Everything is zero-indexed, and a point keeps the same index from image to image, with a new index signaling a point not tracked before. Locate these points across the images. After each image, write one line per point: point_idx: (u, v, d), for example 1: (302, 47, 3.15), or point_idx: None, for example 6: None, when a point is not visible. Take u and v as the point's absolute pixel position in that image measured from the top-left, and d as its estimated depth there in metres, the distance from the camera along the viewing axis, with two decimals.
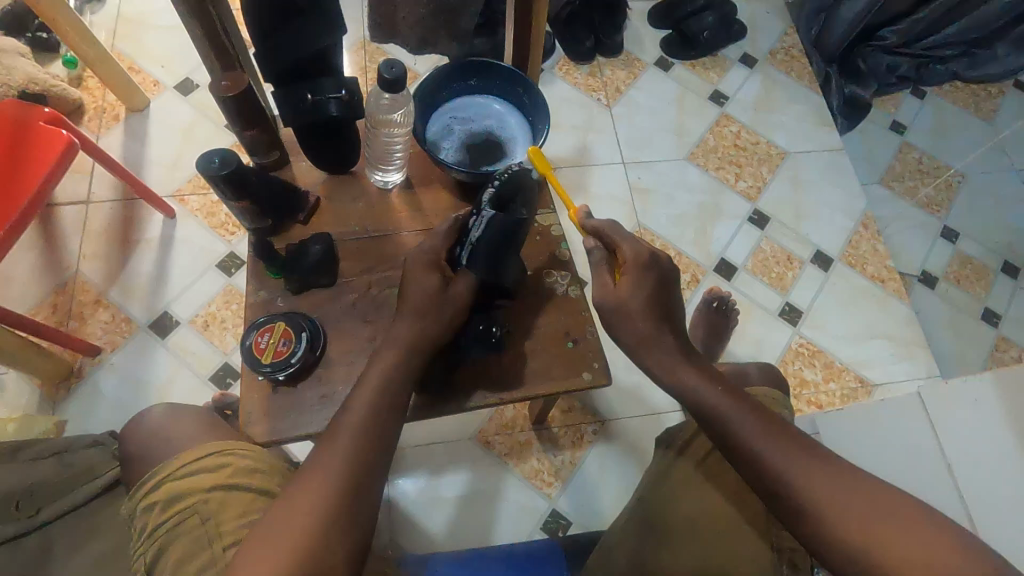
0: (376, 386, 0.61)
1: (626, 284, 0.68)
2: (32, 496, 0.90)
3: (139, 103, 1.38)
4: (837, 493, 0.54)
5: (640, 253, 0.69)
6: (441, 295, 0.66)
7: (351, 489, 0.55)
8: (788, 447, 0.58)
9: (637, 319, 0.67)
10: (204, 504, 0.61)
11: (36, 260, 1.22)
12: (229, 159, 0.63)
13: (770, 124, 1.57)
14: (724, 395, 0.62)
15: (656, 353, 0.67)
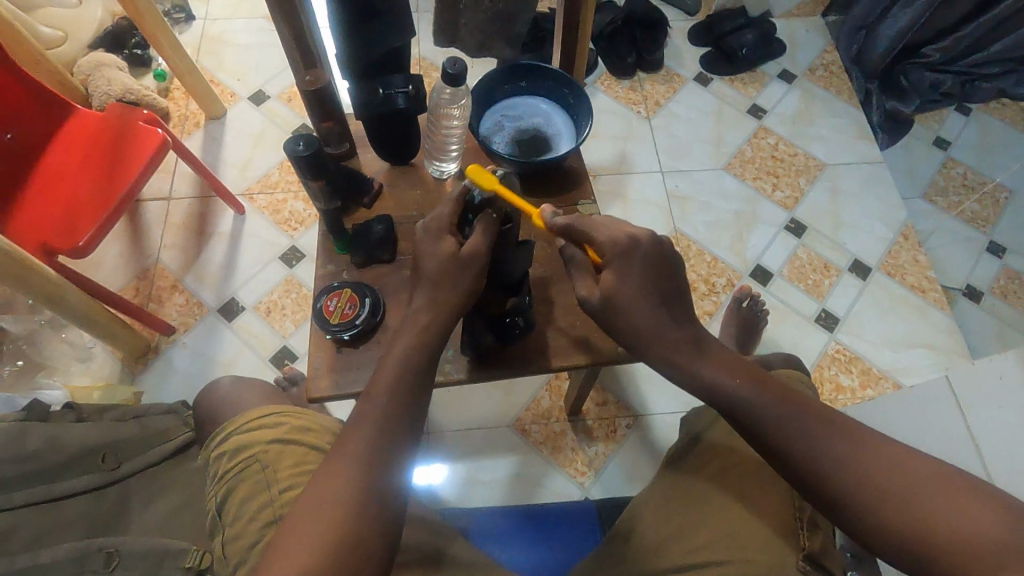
0: (396, 367, 0.60)
1: (610, 278, 0.63)
2: (117, 452, 1.01)
3: (218, 111, 1.52)
4: (876, 473, 0.54)
5: (616, 240, 0.63)
6: (449, 263, 0.63)
7: (379, 466, 0.55)
8: (822, 433, 0.56)
9: (635, 308, 0.63)
10: (264, 454, 0.69)
11: (122, 247, 1.36)
12: (311, 143, 0.73)
13: (808, 137, 1.60)
14: (746, 385, 0.61)
15: (663, 349, 0.64)
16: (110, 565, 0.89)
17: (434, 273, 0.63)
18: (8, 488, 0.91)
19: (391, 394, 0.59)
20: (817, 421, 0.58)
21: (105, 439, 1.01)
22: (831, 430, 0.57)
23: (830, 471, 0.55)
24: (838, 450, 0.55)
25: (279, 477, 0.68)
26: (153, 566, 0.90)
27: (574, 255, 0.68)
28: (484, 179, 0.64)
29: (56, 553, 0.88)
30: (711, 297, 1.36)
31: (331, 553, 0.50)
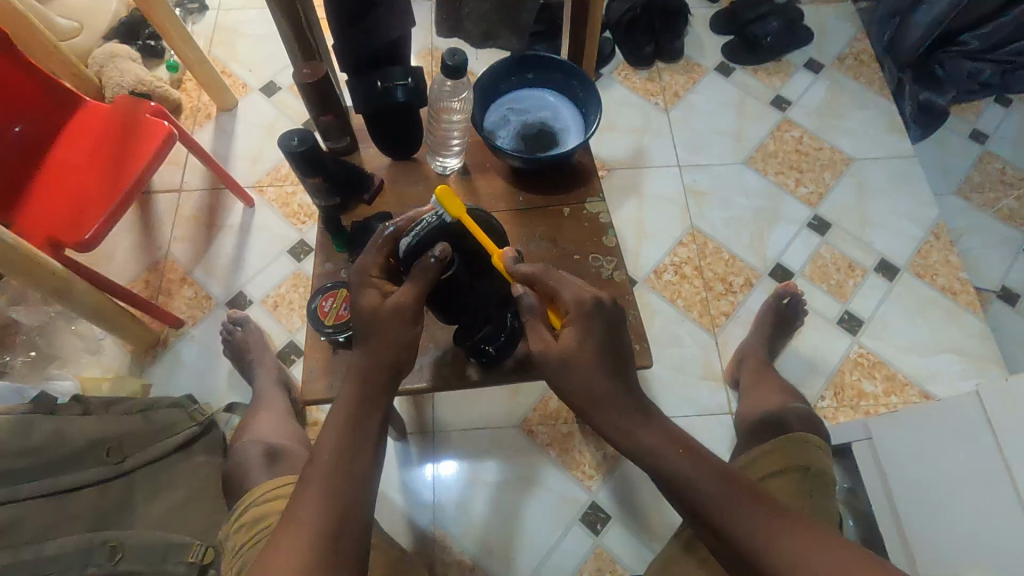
0: (337, 426, 0.59)
1: (568, 337, 0.60)
2: (123, 445, 1.03)
3: (229, 103, 1.51)
4: (804, 563, 0.54)
5: (581, 301, 0.61)
6: (377, 313, 0.62)
7: (334, 528, 0.54)
8: (756, 515, 0.56)
9: (581, 371, 0.60)
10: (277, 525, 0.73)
11: (134, 240, 1.36)
12: (307, 139, 0.71)
13: (835, 129, 1.53)
14: (687, 457, 0.59)
15: (612, 411, 0.60)
16: (114, 559, 0.92)
17: (363, 325, 0.62)
18: (15, 480, 0.91)
19: (337, 452, 0.57)
20: (751, 502, 0.57)
21: (113, 433, 1.03)
22: (766, 510, 0.57)
23: (760, 553, 0.55)
24: (771, 530, 0.56)
25: None
26: (157, 560, 0.94)
27: (533, 307, 0.65)
28: (450, 204, 0.64)
29: (62, 545, 0.89)
30: (728, 297, 1.31)
31: None
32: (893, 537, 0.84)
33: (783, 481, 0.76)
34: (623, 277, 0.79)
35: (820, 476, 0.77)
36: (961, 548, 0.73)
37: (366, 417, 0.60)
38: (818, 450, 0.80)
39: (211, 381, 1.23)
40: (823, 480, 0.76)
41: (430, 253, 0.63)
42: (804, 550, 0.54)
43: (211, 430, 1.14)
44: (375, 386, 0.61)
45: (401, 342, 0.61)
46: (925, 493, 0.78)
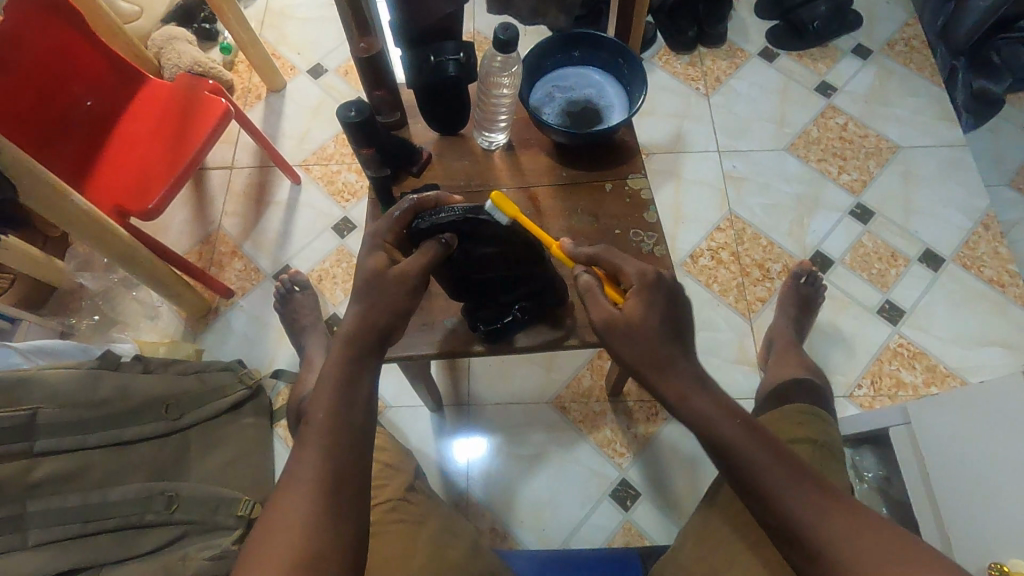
0: (328, 389, 0.57)
1: (629, 303, 0.60)
2: (179, 403, 1.10)
3: (278, 84, 1.57)
4: (861, 545, 0.49)
5: (644, 273, 0.62)
6: (381, 275, 0.63)
7: (331, 484, 0.53)
8: (806, 492, 0.52)
9: (643, 334, 0.58)
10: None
11: (189, 214, 1.43)
12: (363, 109, 0.74)
13: (882, 116, 1.50)
14: (743, 430, 0.55)
15: (673, 378, 0.57)
16: (171, 507, 1.01)
17: (362, 283, 0.62)
18: (82, 431, 0.98)
19: (330, 412, 0.56)
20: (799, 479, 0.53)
21: (171, 391, 1.09)
22: (820, 488, 0.52)
23: (810, 531, 0.50)
24: (822, 507, 0.51)
25: None
26: (209, 510, 1.03)
27: (590, 284, 0.64)
28: (506, 208, 0.70)
29: (126, 492, 0.98)
30: (765, 283, 1.31)
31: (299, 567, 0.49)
32: (928, 521, 0.84)
33: (801, 448, 0.70)
34: (663, 253, 0.80)
35: (827, 450, 0.71)
36: (998, 534, 0.72)
37: (356, 380, 0.59)
38: (823, 424, 0.74)
39: (258, 349, 1.29)
40: (829, 450, 0.71)
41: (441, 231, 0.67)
42: (860, 536, 0.49)
43: (258, 394, 1.20)
44: (365, 348, 0.60)
45: (394, 304, 0.62)
46: (960, 477, 0.78)
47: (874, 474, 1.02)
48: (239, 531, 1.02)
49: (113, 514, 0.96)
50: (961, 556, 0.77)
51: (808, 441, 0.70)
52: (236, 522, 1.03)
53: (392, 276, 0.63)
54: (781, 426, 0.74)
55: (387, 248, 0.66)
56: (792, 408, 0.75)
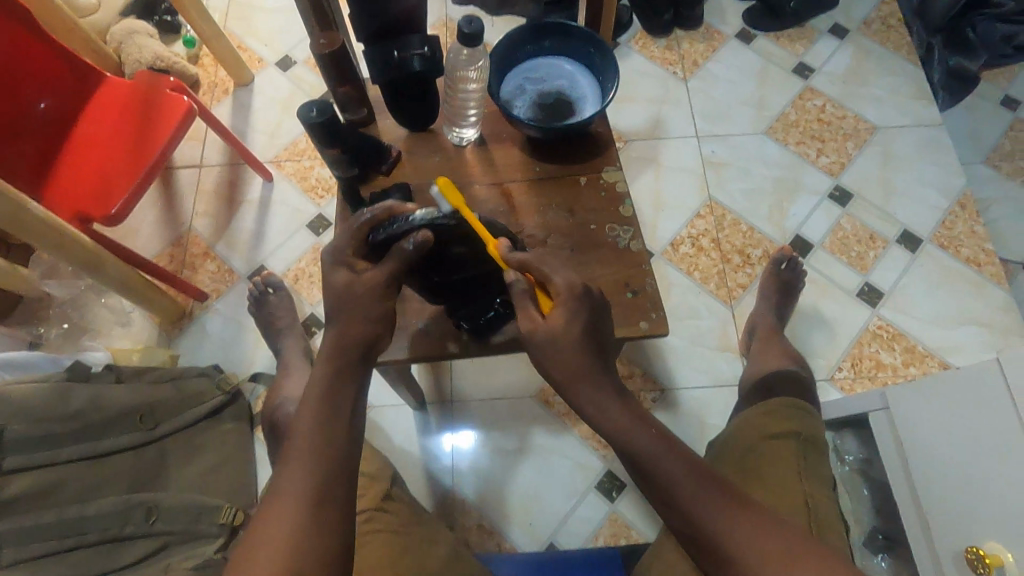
0: (311, 408, 0.56)
1: (555, 315, 0.58)
2: (154, 413, 1.07)
3: (246, 77, 1.52)
4: (765, 557, 0.50)
5: (574, 284, 0.60)
6: (350, 290, 0.62)
7: (316, 502, 0.51)
8: (718, 503, 0.53)
9: (564, 344, 0.58)
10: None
11: (158, 215, 1.39)
12: (325, 109, 0.72)
13: (860, 97, 1.49)
14: (656, 440, 0.56)
15: (587, 391, 0.57)
16: (150, 519, 0.99)
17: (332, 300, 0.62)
18: (57, 446, 0.97)
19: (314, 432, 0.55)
20: (714, 490, 0.54)
21: (145, 401, 1.07)
22: (730, 499, 0.53)
23: (719, 540, 0.52)
24: (732, 519, 0.52)
25: None
26: (191, 520, 1.01)
27: (520, 290, 0.61)
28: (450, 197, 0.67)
29: (103, 505, 0.96)
30: (745, 269, 1.30)
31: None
32: (907, 504, 0.85)
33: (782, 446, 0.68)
34: (640, 247, 0.79)
35: (812, 442, 0.69)
36: (976, 518, 0.73)
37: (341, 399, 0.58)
38: (811, 416, 0.71)
39: (235, 352, 1.26)
40: (815, 443, 0.69)
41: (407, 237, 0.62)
42: (762, 548, 0.51)
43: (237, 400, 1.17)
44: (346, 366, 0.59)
45: (370, 319, 0.61)
46: (935, 461, 0.79)
47: (855, 456, 1.02)
48: (222, 540, 1.01)
49: (91, 528, 0.95)
50: (941, 540, 0.78)
51: (793, 437, 0.68)
52: (219, 531, 1.01)
53: (366, 292, 0.62)
54: (759, 421, 0.71)
55: (350, 263, 0.63)
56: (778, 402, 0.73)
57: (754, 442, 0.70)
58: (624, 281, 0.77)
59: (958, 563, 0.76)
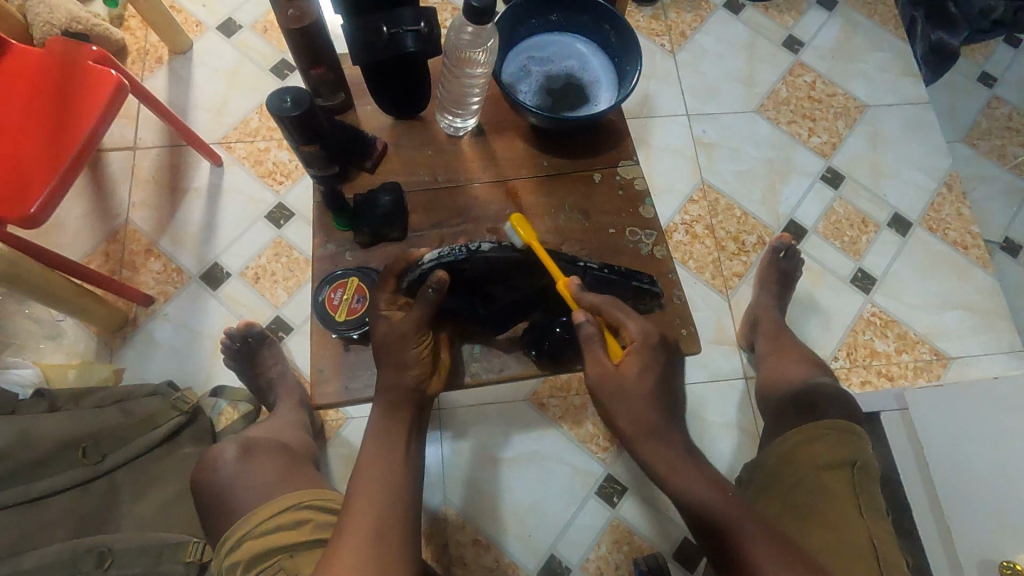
0: (377, 456, 0.65)
1: (630, 366, 0.70)
2: (98, 444, 0.94)
3: (182, 44, 1.32)
4: None
5: (647, 334, 0.70)
6: (396, 337, 0.66)
7: (382, 530, 0.60)
8: (770, 549, 0.60)
9: (638, 397, 0.70)
10: (290, 560, 0.68)
11: (87, 206, 1.20)
12: (301, 99, 0.59)
13: (848, 73, 1.44)
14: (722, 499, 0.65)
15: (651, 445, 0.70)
16: (103, 565, 0.85)
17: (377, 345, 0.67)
18: None
19: (378, 481, 0.63)
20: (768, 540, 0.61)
21: (87, 431, 0.93)
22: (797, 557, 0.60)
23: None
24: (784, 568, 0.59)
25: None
26: (153, 560, 0.89)
27: (591, 335, 0.69)
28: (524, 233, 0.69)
29: (43, 556, 0.83)
30: (741, 257, 1.25)
31: None
32: (922, 507, 0.83)
33: (837, 477, 0.68)
34: (663, 254, 0.74)
35: (867, 471, 0.69)
36: (1003, 526, 0.72)
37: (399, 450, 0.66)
38: (862, 442, 0.71)
39: (190, 363, 1.12)
40: (868, 472, 0.69)
41: (426, 282, 0.63)
42: None
43: (197, 416, 1.04)
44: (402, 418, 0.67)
45: (415, 368, 0.66)
46: (962, 470, 0.76)
47: None
48: None
49: None
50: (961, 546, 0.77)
51: (847, 465, 0.68)
52: (186, 570, 0.89)
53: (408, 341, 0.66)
54: (807, 451, 0.71)
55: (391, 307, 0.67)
56: (829, 426, 0.72)
57: (805, 472, 0.69)
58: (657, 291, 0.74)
59: (982, 571, 0.74)
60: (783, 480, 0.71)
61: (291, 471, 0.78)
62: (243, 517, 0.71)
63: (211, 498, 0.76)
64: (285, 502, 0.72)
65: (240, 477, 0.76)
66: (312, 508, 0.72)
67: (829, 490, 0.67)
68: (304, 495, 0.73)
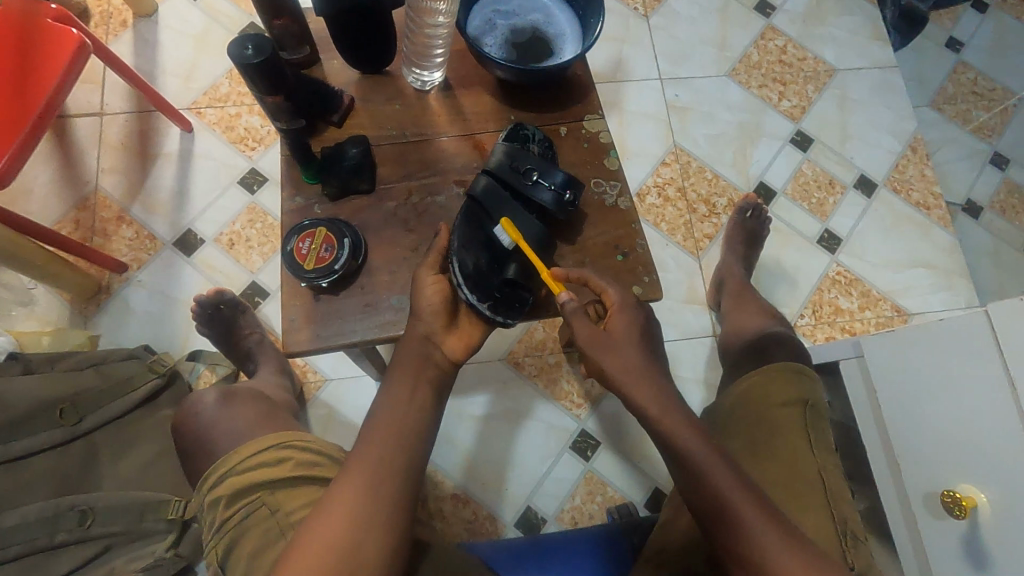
0: (390, 404, 0.60)
1: (616, 324, 0.64)
2: (76, 406, 0.94)
3: (148, 7, 1.29)
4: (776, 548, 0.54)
5: (626, 297, 0.66)
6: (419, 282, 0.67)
7: (381, 482, 0.56)
8: (779, 532, 0.54)
9: (626, 348, 0.63)
10: (271, 495, 0.67)
11: (54, 173, 1.18)
12: (263, 46, 0.60)
13: (819, 37, 1.46)
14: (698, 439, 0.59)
15: (639, 390, 0.61)
16: (85, 523, 0.88)
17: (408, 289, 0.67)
18: None
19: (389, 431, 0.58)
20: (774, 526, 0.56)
21: (64, 392, 0.94)
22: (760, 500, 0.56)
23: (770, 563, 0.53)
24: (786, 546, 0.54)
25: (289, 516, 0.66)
26: (135, 519, 0.92)
27: (577, 308, 0.65)
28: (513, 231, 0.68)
29: (24, 515, 0.84)
30: (711, 219, 1.28)
31: (350, 544, 0.53)
32: (875, 447, 0.87)
33: (791, 414, 0.70)
34: (627, 204, 0.75)
35: (817, 409, 0.71)
36: (949, 459, 0.75)
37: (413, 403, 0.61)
38: (812, 381, 0.73)
39: (165, 328, 1.12)
40: (819, 410, 0.72)
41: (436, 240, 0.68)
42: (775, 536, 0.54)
43: (175, 380, 1.05)
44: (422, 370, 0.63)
45: None
46: (909, 413, 0.81)
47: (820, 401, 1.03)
48: (174, 535, 0.94)
49: (15, 541, 0.82)
50: (911, 482, 0.81)
51: (799, 402, 0.70)
52: (168, 526, 0.93)
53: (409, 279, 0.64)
54: (765, 388, 0.72)
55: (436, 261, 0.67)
56: (783, 366, 0.74)
57: (763, 408, 0.71)
58: (617, 242, 0.74)
59: (926, 502, 0.78)
60: (749, 419, 0.71)
61: (272, 418, 0.79)
62: (230, 453, 0.71)
63: (190, 443, 0.79)
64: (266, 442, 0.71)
65: (216, 428, 0.77)
66: (292, 448, 0.71)
67: (793, 432, 0.68)
68: (283, 436, 0.71)
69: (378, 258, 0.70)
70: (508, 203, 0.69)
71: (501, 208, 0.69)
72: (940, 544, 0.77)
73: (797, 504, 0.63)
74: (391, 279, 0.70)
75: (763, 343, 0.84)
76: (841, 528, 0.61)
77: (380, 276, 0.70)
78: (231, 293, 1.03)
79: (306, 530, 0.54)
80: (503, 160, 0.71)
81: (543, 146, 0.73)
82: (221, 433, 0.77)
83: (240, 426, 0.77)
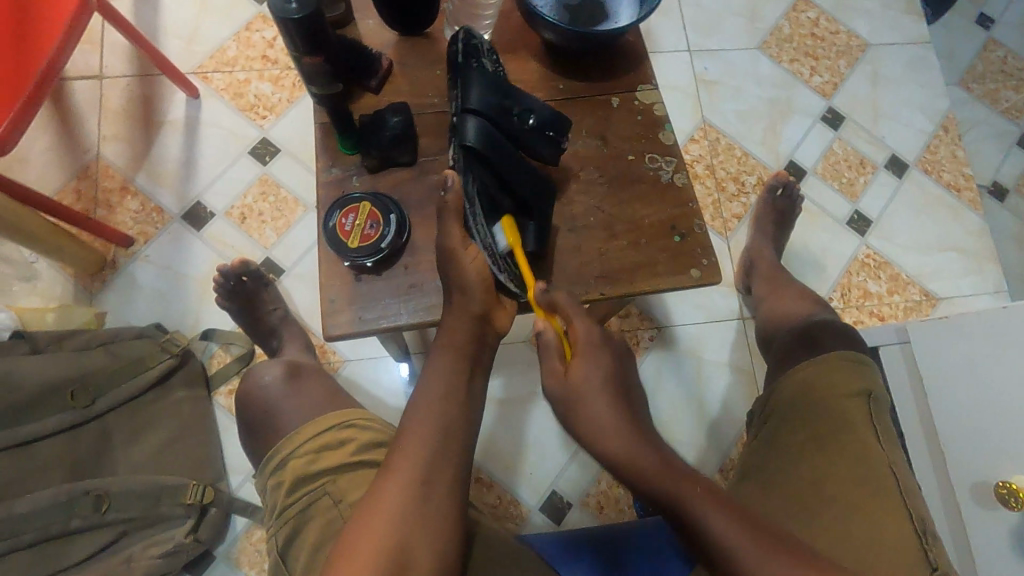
0: (439, 399, 0.57)
1: (577, 367, 0.63)
2: (87, 387, 0.90)
3: None
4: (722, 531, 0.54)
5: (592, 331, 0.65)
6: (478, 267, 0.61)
7: (427, 480, 0.54)
8: (703, 495, 0.57)
9: (596, 403, 0.63)
10: (333, 484, 0.64)
11: (52, 140, 1.11)
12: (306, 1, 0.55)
13: (852, 10, 1.40)
14: (658, 463, 0.60)
15: (608, 442, 0.62)
16: (101, 509, 0.86)
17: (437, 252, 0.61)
18: None
19: (435, 429, 0.56)
20: (707, 497, 0.57)
21: (73, 373, 0.89)
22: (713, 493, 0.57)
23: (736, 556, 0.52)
24: (726, 513, 0.55)
25: (352, 504, 0.62)
26: (151, 504, 0.89)
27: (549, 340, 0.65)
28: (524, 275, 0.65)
29: (36, 501, 0.82)
30: (740, 198, 1.24)
31: (403, 534, 0.51)
32: (917, 435, 0.87)
33: (855, 404, 0.68)
34: (683, 181, 0.72)
35: (880, 400, 0.70)
36: (998, 451, 0.74)
37: (461, 400, 0.58)
38: (870, 370, 0.72)
39: (176, 306, 1.07)
40: (881, 402, 0.70)
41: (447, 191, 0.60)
42: (717, 510, 0.55)
43: (190, 360, 0.99)
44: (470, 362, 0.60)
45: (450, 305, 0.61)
46: (960, 401, 0.78)
47: None
48: (193, 520, 0.90)
49: (27, 528, 0.81)
50: (957, 471, 0.79)
51: (859, 393, 0.69)
52: (187, 511, 0.90)
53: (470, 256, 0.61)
54: (827, 380, 0.71)
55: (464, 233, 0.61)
56: (841, 356, 0.72)
57: (826, 399, 0.69)
58: (673, 222, 0.70)
59: (975, 492, 0.77)
60: (805, 414, 0.70)
61: (328, 396, 0.76)
62: (290, 435, 0.68)
63: (241, 417, 0.75)
64: (321, 425, 0.68)
65: (251, 413, 0.74)
66: (354, 429, 0.68)
67: (859, 422, 0.67)
68: (343, 416, 0.69)
69: (421, 235, 0.66)
70: (506, 147, 0.64)
71: (506, 155, 0.64)
72: (988, 536, 0.76)
73: (868, 507, 0.61)
74: (435, 258, 0.66)
75: (812, 328, 0.81)
76: (918, 527, 0.59)
77: (424, 254, 0.65)
78: (255, 263, 0.96)
79: (356, 521, 0.52)
80: (488, 96, 0.64)
81: (494, 58, 0.68)
82: (249, 417, 0.74)
83: (268, 411, 0.73)
